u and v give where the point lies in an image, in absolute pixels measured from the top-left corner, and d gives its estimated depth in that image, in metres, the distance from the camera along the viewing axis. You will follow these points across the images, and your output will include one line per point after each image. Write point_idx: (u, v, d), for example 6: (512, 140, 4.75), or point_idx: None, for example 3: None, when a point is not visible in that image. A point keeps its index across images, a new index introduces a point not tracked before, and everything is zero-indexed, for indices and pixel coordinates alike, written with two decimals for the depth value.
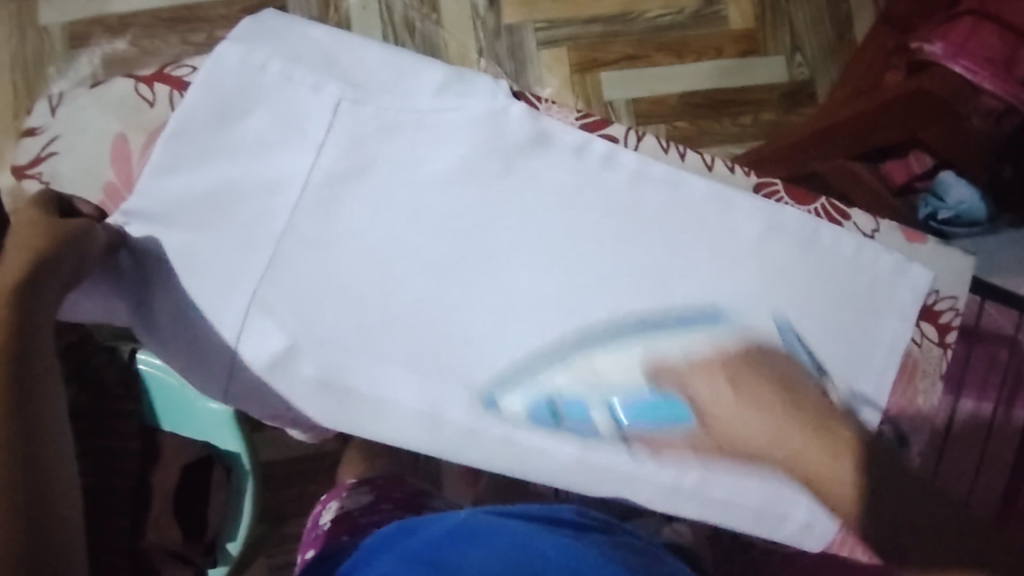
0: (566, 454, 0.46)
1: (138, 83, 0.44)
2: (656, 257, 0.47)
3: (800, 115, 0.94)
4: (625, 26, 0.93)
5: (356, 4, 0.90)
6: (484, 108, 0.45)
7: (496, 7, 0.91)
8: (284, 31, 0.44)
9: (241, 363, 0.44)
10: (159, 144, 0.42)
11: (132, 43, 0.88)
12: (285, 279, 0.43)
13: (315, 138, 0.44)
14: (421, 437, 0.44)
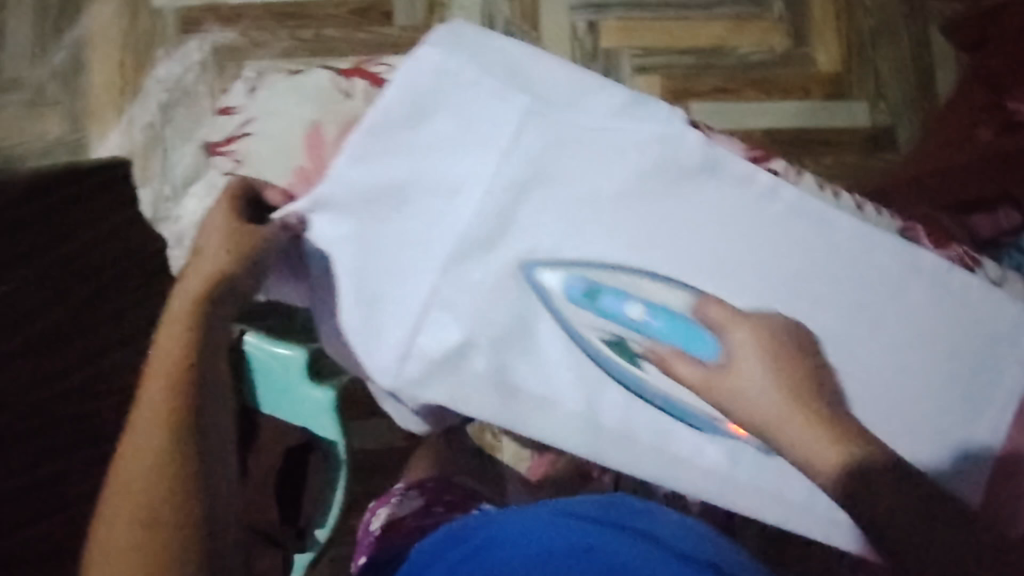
0: (707, 462, 0.48)
1: (335, 76, 0.48)
2: (805, 289, 0.48)
3: (878, 160, 0.96)
4: (717, 59, 0.96)
5: (459, 16, 0.93)
6: (659, 133, 0.47)
7: (595, 31, 0.94)
8: (478, 40, 0.46)
9: (415, 352, 0.47)
10: (353, 137, 0.45)
11: (242, 33, 0.90)
12: (459, 281, 0.46)
13: (498, 146, 0.45)
14: (575, 436, 0.47)
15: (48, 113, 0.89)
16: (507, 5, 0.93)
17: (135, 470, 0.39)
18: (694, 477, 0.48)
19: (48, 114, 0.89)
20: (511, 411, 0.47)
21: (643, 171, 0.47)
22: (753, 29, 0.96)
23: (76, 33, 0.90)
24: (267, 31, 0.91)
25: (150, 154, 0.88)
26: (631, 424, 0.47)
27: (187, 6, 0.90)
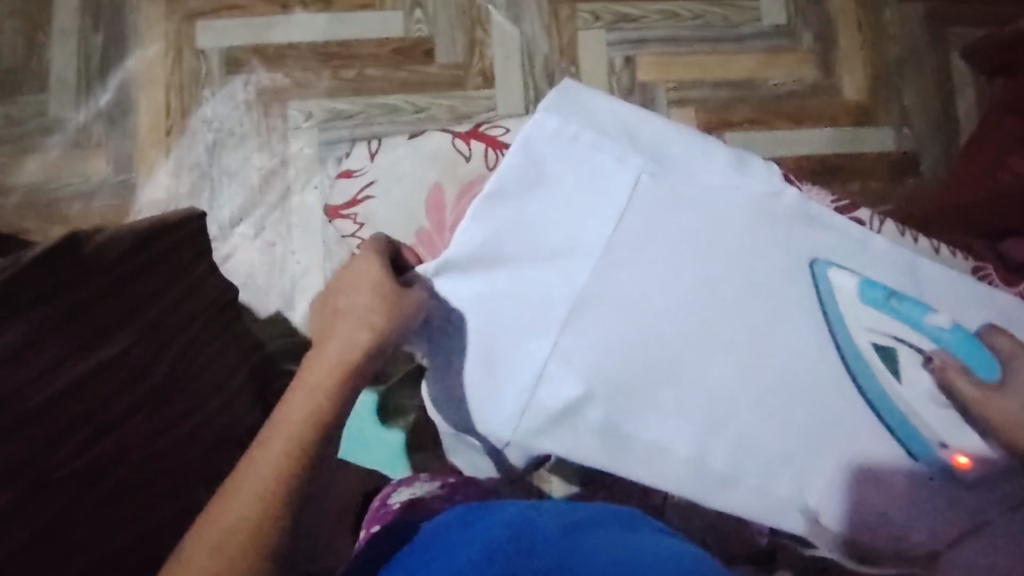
0: (823, 509, 0.46)
1: (456, 140, 0.55)
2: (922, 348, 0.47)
3: (905, 185, 0.99)
4: (749, 92, 0.98)
5: (499, 54, 0.95)
6: (763, 188, 0.48)
7: (631, 66, 0.96)
8: (589, 106, 0.48)
9: (535, 397, 0.47)
10: (480, 198, 0.46)
11: (287, 73, 0.91)
12: (584, 330, 0.46)
13: (616, 207, 0.47)
14: (687, 483, 0.46)
15: (93, 155, 0.88)
16: (546, 41, 0.96)
17: (254, 480, 0.42)
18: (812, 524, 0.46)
19: (93, 155, 0.88)
20: (623, 457, 0.46)
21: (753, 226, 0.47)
22: (783, 60, 0.99)
23: (121, 76, 0.90)
24: (311, 70, 0.92)
25: (197, 194, 0.89)
26: (741, 467, 0.46)
27: (231, 47, 0.91)
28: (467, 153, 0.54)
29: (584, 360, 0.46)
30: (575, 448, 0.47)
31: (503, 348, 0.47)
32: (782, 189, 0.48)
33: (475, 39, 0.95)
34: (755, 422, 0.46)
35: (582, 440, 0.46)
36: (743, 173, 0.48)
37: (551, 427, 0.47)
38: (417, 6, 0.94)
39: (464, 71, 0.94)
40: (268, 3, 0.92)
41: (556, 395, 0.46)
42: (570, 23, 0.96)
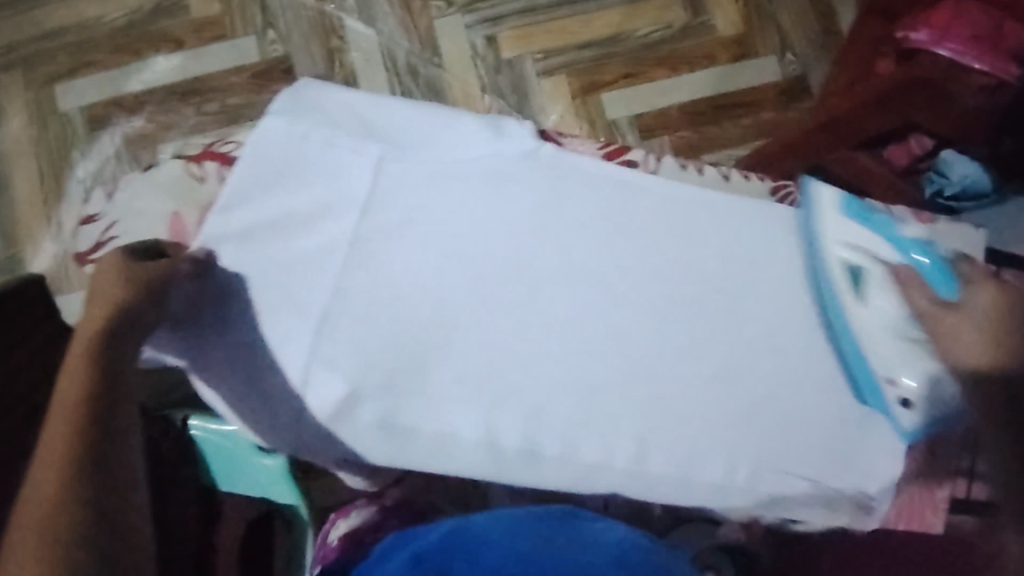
0: (620, 460, 0.50)
1: (187, 163, 0.50)
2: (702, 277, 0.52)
3: (798, 110, 0.96)
4: (617, 47, 0.97)
5: (359, 57, 0.94)
6: (515, 150, 0.50)
7: (493, 44, 0.95)
8: (323, 103, 0.50)
9: (308, 409, 0.48)
10: (211, 217, 0.47)
11: (150, 119, 0.92)
12: (345, 329, 0.48)
13: (360, 202, 0.49)
14: (483, 463, 0.49)
15: None
16: (404, 37, 0.94)
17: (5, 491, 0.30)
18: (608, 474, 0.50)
19: None
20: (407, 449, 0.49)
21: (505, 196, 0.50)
22: (647, 10, 0.98)
23: None
24: (174, 112, 0.92)
25: None
26: (535, 440, 0.49)
27: (92, 104, 0.92)
28: (202, 172, 0.50)
29: (353, 362, 0.48)
30: (361, 449, 0.49)
31: (275, 360, 0.48)
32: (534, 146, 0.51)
33: (333, 48, 0.94)
34: (534, 385, 0.50)
35: (363, 442, 0.49)
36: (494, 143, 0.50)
37: (332, 434, 0.49)
38: (269, 26, 0.93)
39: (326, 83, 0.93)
40: (121, 54, 0.93)
41: (337, 399, 0.48)
42: (425, 14, 0.95)
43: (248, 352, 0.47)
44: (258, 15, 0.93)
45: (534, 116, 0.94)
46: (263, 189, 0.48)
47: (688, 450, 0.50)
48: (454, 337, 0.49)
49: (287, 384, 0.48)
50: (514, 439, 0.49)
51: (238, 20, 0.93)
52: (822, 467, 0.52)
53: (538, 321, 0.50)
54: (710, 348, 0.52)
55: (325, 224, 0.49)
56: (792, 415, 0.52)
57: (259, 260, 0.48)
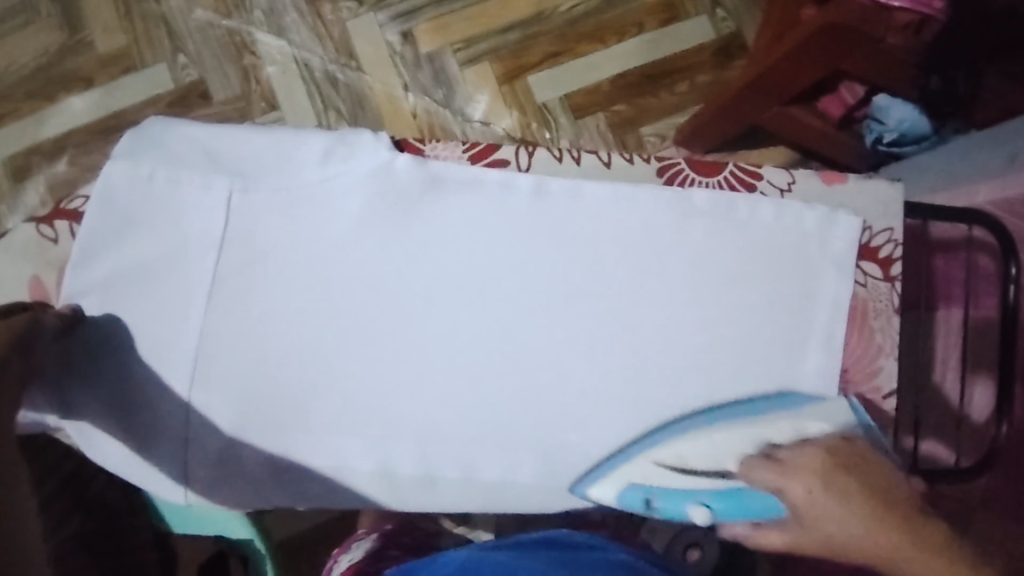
0: (526, 477, 0.47)
1: (38, 224, 0.47)
2: (591, 272, 0.49)
3: (734, 69, 0.93)
4: (541, 25, 0.93)
5: (275, 71, 0.91)
6: (372, 163, 0.48)
7: (411, 40, 0.92)
8: (164, 137, 0.47)
9: (191, 456, 0.46)
10: (68, 274, 0.46)
11: (73, 163, 0.89)
12: (214, 372, 0.46)
13: (214, 239, 0.46)
14: (382, 494, 0.47)
15: None
16: (318, 45, 0.91)
17: None
18: (514, 493, 0.47)
19: None
20: (303, 489, 0.47)
21: (367, 212, 0.48)
22: None
23: None
24: (95, 152, 0.89)
25: None
26: (432, 466, 0.47)
27: (11, 155, 0.89)
28: (55, 234, 0.47)
29: (232, 407, 0.46)
30: (256, 489, 0.47)
31: (154, 407, 0.46)
32: (390, 158, 0.48)
33: (246, 65, 0.91)
34: (420, 408, 0.47)
35: (253, 484, 0.46)
36: (344, 159, 0.48)
37: (220, 480, 0.46)
38: (177, 50, 0.90)
39: (244, 102, 0.90)
40: (33, 100, 0.90)
41: (222, 443, 0.46)
42: (337, 18, 0.92)
43: (124, 399, 0.46)
44: (165, 40, 0.90)
45: (462, 110, 0.91)
46: (114, 234, 0.46)
47: (600, 460, 0.48)
48: (337, 370, 0.47)
49: (168, 430, 0.46)
50: (415, 465, 0.47)
51: (146, 50, 0.90)
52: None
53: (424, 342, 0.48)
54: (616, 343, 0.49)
55: (185, 267, 0.46)
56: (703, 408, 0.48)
57: (124, 307, 0.46)
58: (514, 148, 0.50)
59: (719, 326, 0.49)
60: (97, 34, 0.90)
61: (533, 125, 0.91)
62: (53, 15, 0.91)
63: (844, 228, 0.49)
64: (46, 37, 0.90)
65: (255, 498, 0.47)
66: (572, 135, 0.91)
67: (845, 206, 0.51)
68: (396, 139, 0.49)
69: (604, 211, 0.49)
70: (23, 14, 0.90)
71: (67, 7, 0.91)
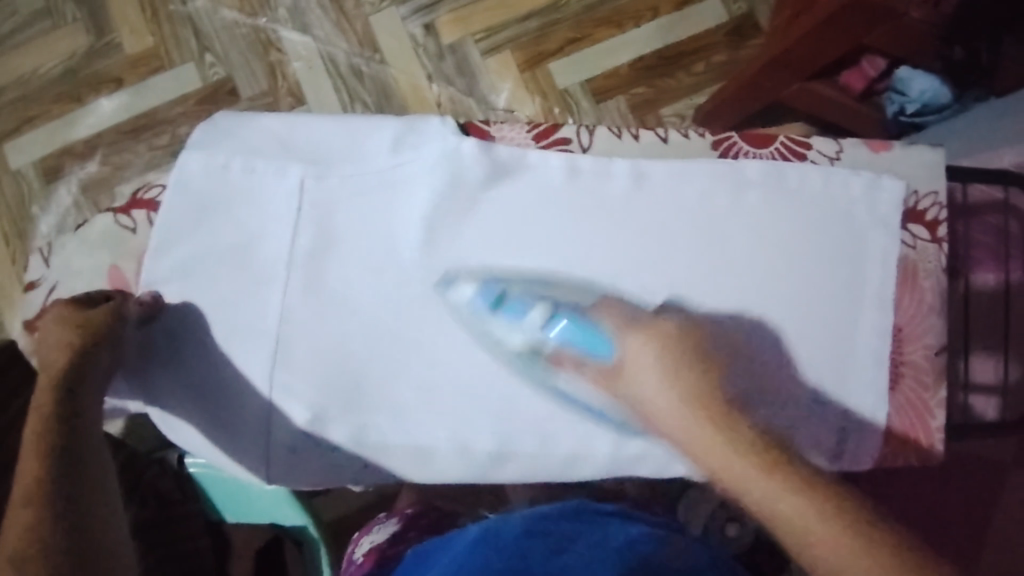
0: (598, 448, 0.49)
1: (116, 215, 0.49)
2: (650, 245, 0.51)
3: (750, 49, 0.95)
4: (560, 13, 0.95)
5: (300, 66, 0.92)
6: (440, 148, 0.50)
7: (433, 32, 0.94)
8: (236, 129, 0.49)
9: (272, 437, 0.48)
10: (147, 260, 0.48)
11: (104, 162, 0.90)
12: (294, 355, 0.48)
13: (289, 223, 0.48)
14: (457, 470, 0.49)
15: None
16: (341, 39, 0.93)
17: None
18: (585, 464, 0.49)
19: None
20: (379, 468, 0.49)
21: (438, 195, 0.49)
22: None
23: None
24: (125, 150, 0.90)
25: None
26: (508, 439, 0.49)
27: (43, 157, 0.90)
28: (133, 223, 0.49)
29: (309, 394, 0.48)
30: (336, 471, 0.48)
31: (232, 391, 0.48)
32: (456, 142, 0.50)
33: (272, 62, 0.92)
34: (495, 381, 0.49)
35: (332, 466, 0.48)
36: (414, 147, 0.50)
37: (299, 464, 0.48)
38: (203, 49, 0.92)
39: (271, 97, 0.92)
40: (63, 102, 0.91)
41: (299, 429, 0.48)
42: (360, 12, 0.94)
43: (203, 383, 0.48)
44: (191, 39, 0.92)
45: (486, 98, 0.93)
46: (192, 223, 0.48)
47: None
48: (409, 352, 0.49)
49: (249, 416, 0.48)
50: (489, 441, 0.48)
51: (172, 49, 0.92)
52: (807, 417, 0.50)
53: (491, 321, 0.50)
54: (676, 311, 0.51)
55: (260, 256, 0.48)
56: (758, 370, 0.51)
57: (200, 296, 0.48)
58: (575, 127, 0.53)
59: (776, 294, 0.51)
60: (124, 37, 0.92)
61: (555, 110, 0.93)
62: (80, 19, 0.92)
63: (892, 194, 0.52)
64: (74, 41, 0.92)
65: (332, 480, 0.49)
66: (594, 118, 0.93)
67: (891, 171, 0.53)
68: (462, 124, 0.51)
69: (656, 186, 0.51)
70: (50, 18, 0.92)
71: (93, 10, 0.92)
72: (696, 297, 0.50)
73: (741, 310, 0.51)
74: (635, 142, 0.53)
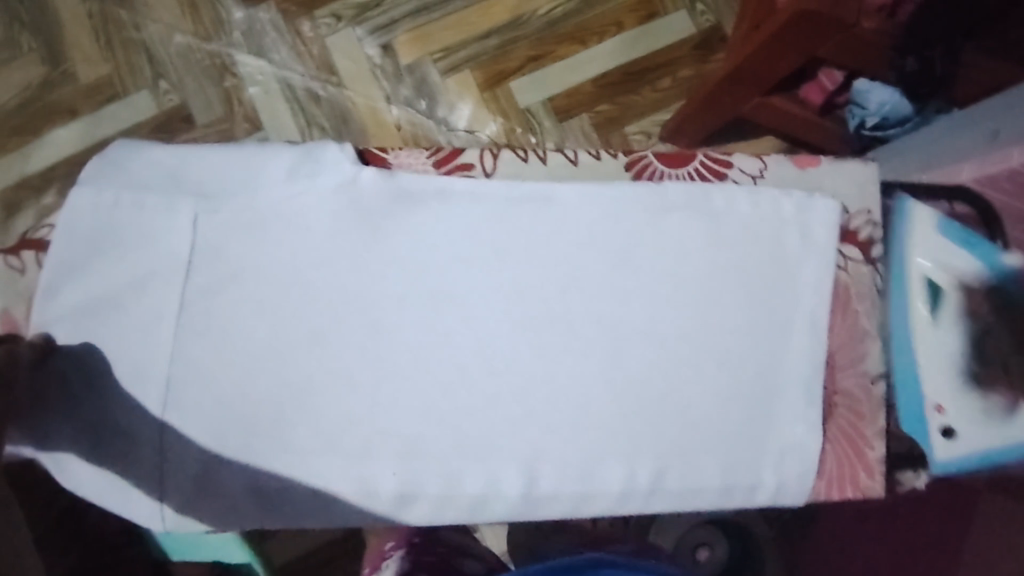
0: (510, 486, 0.45)
1: (5, 256, 0.47)
2: (561, 271, 0.48)
3: (716, 62, 0.92)
4: (519, 30, 0.93)
5: (257, 92, 0.91)
6: (337, 178, 0.48)
7: (390, 53, 0.92)
8: (126, 164, 0.47)
9: (161, 480, 0.44)
10: (36, 305, 0.46)
11: (61, 193, 0.88)
12: (185, 393, 0.45)
13: (182, 258, 0.46)
14: (363, 514, 0.45)
15: None
16: (298, 63, 0.91)
17: None
18: (498, 504, 0.45)
19: None
20: (272, 514, 0.44)
21: (336, 226, 0.47)
22: None
23: None
24: None
25: None
26: (414, 479, 0.45)
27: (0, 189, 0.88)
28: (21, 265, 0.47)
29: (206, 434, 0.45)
30: (233, 516, 0.44)
31: (124, 434, 0.44)
32: (354, 171, 0.48)
33: (228, 88, 0.91)
34: (398, 418, 0.46)
35: (231, 509, 0.44)
36: (312, 174, 0.48)
37: (194, 506, 0.44)
38: (159, 76, 0.90)
39: (228, 123, 0.90)
40: (20, 133, 0.89)
41: (194, 465, 0.44)
42: (316, 35, 0.92)
43: (93, 428, 0.44)
44: (146, 67, 0.91)
45: (446, 119, 0.91)
46: (81, 271, 0.46)
47: (583, 462, 0.46)
48: (316, 383, 0.46)
49: (139, 459, 0.44)
50: (392, 479, 0.45)
51: (128, 77, 0.90)
52: (734, 454, 0.47)
53: (406, 350, 0.47)
54: (591, 340, 0.48)
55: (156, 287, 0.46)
56: (684, 402, 0.47)
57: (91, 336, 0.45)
58: (479, 151, 0.51)
59: (700, 322, 0.48)
60: (79, 66, 0.91)
61: (517, 131, 0.91)
62: (35, 49, 0.91)
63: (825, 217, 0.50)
64: (29, 71, 0.90)
65: (230, 524, 0.45)
66: (557, 138, 0.91)
67: (822, 190, 0.52)
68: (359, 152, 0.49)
69: (574, 207, 0.49)
70: (5, 49, 0.90)
71: (49, 41, 0.91)
72: (615, 323, 0.48)
73: (662, 340, 0.48)
74: (542, 165, 0.51)
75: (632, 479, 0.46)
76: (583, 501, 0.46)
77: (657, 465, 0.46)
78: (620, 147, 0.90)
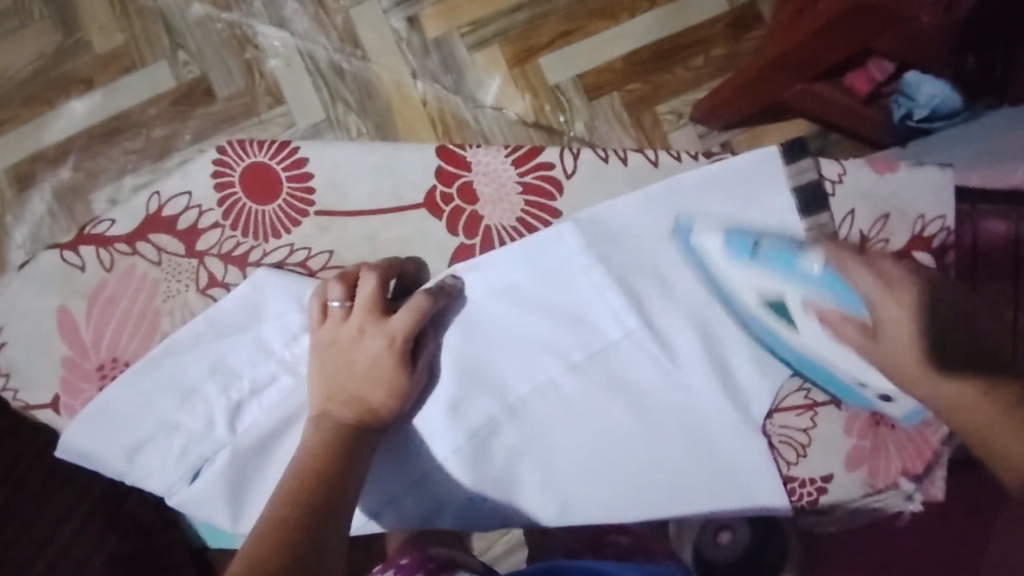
0: (638, 493, 0.63)
1: (62, 252, 0.65)
2: (652, 383, 0.63)
3: (751, 40, 0.90)
4: (550, 4, 0.90)
5: (278, 64, 0.88)
6: (566, 250, 0.63)
7: (417, 25, 0.89)
8: (255, 298, 0.63)
9: (428, 479, 0.63)
10: (89, 408, 0.62)
11: (77, 167, 0.86)
12: (442, 443, 0.63)
13: (297, 365, 0.63)
14: (554, 512, 0.63)
15: None
16: (322, 34, 0.88)
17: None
18: (624, 517, 0.63)
19: None
20: (490, 520, 0.64)
21: (555, 306, 0.63)
22: None
23: None
24: (100, 155, 0.86)
25: None
26: (570, 494, 0.63)
27: (15, 162, 0.86)
28: (80, 261, 0.65)
29: (474, 490, 0.63)
30: (474, 513, 0.64)
31: (416, 440, 0.63)
32: (574, 247, 0.63)
33: (249, 60, 0.88)
34: (590, 454, 0.63)
35: (475, 517, 0.64)
36: (561, 252, 0.63)
37: (445, 522, 0.64)
38: (177, 47, 0.87)
39: (250, 97, 0.87)
40: (32, 105, 0.87)
41: (450, 480, 0.63)
42: (339, 5, 0.89)
43: (402, 436, 0.63)
44: (164, 37, 0.87)
45: (474, 95, 0.89)
46: (273, 401, 0.62)
47: (676, 493, 0.63)
48: (582, 445, 0.63)
49: (418, 459, 0.63)
50: (548, 500, 0.63)
51: (144, 47, 0.87)
52: (722, 489, 0.63)
53: (624, 424, 0.63)
54: (688, 415, 0.63)
55: (282, 453, 0.62)
56: (718, 454, 0.63)
57: (239, 472, 0.62)
58: (560, 151, 0.67)
59: (686, 420, 0.63)
60: (94, 34, 0.87)
61: (547, 109, 0.89)
62: (46, 17, 0.87)
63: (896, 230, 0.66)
64: (41, 40, 0.87)
65: (470, 524, 0.64)
66: (587, 116, 0.89)
67: (901, 188, 0.66)
68: (620, 155, 0.67)
69: (692, 282, 0.63)
70: (16, 17, 0.87)
71: (62, 8, 0.87)
72: (684, 395, 0.63)
73: (686, 423, 0.63)
74: (623, 164, 0.67)
75: (702, 505, 0.63)
76: (675, 510, 0.63)
77: (715, 503, 0.63)
78: (650, 128, 0.89)
